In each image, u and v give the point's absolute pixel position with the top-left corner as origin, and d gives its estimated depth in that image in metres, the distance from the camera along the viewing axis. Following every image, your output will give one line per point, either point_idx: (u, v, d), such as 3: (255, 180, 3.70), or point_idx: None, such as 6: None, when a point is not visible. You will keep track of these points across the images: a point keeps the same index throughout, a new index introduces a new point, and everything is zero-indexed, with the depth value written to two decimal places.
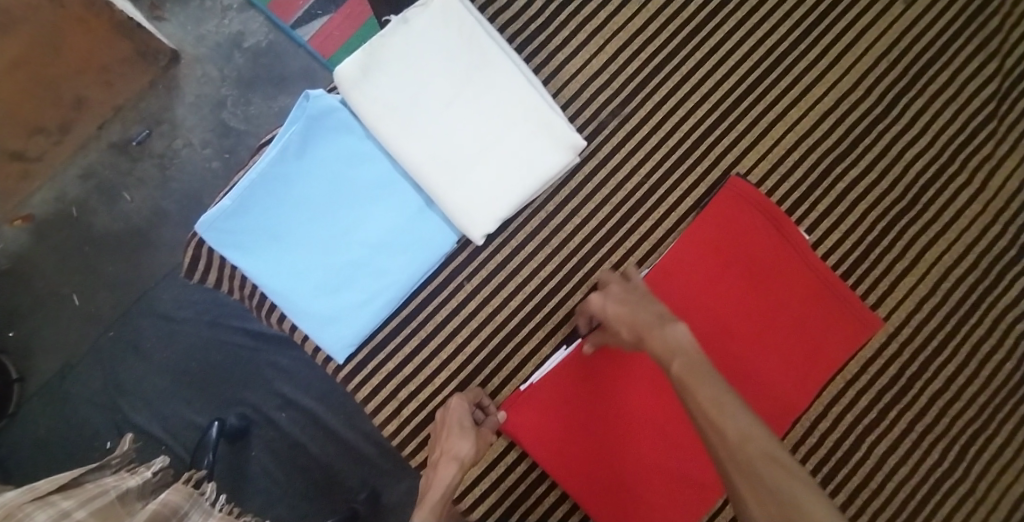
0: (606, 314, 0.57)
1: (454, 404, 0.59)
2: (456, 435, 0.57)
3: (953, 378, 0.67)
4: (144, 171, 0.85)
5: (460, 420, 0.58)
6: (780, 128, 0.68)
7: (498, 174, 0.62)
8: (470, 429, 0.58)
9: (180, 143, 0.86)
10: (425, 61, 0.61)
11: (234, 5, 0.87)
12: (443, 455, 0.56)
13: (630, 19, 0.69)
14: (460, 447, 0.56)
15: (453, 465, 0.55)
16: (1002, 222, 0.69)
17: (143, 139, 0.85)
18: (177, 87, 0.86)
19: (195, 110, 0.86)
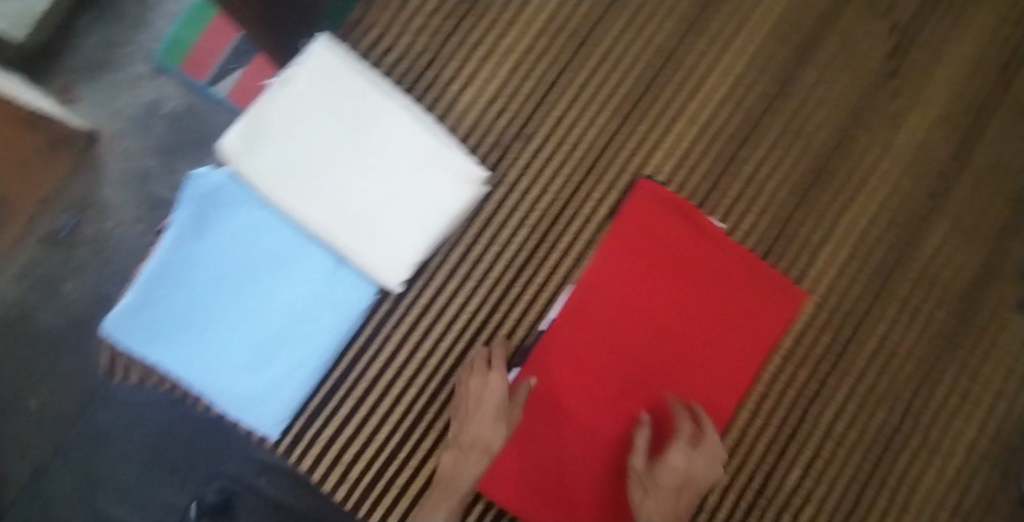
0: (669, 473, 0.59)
1: (493, 384, 0.60)
2: (496, 421, 0.58)
3: (887, 335, 0.68)
4: (81, 261, 0.74)
5: (498, 406, 0.59)
6: (681, 123, 0.69)
7: (403, 221, 0.62)
8: (509, 415, 0.59)
9: (112, 224, 0.75)
10: (307, 121, 0.60)
11: (146, 72, 0.77)
12: (477, 444, 0.58)
13: (517, 40, 0.69)
14: (495, 436, 0.58)
15: (485, 454, 0.58)
16: (909, 178, 0.70)
17: (73, 228, 0.74)
18: (100, 165, 0.75)
19: (121, 188, 0.75)
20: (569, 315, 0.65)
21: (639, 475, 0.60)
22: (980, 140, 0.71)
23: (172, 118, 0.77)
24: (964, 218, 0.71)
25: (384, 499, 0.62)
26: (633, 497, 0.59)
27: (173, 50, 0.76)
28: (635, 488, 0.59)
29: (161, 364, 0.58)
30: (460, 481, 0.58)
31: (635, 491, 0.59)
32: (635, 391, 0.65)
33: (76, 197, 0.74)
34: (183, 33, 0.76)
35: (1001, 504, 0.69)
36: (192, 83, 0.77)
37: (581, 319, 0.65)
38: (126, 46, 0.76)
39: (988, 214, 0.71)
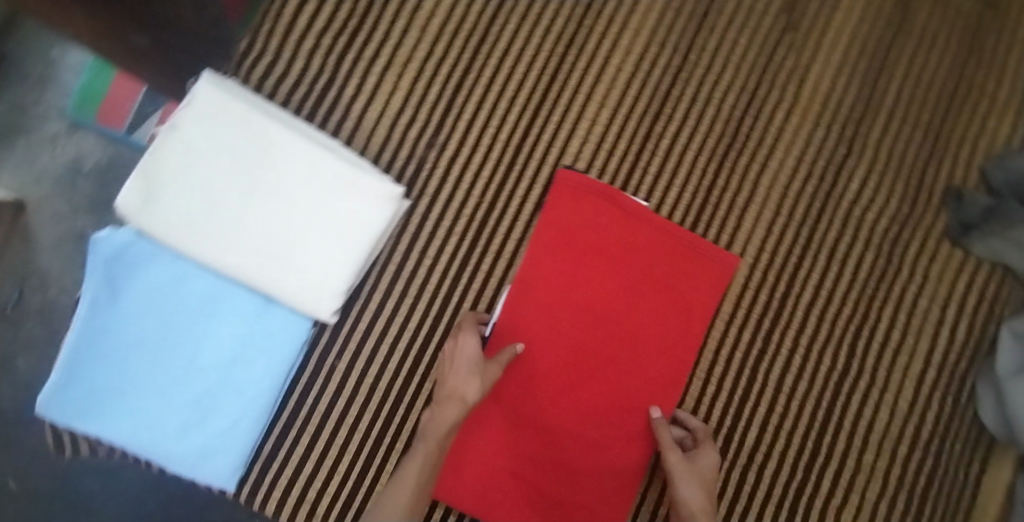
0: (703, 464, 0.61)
1: (467, 341, 0.59)
2: (472, 373, 0.57)
3: (823, 283, 0.69)
4: (30, 333, 0.73)
5: (469, 360, 0.58)
6: (592, 106, 0.69)
7: (325, 251, 0.61)
8: (485, 369, 0.58)
9: (56, 290, 0.74)
10: (208, 167, 0.59)
11: (63, 130, 0.77)
12: (451, 395, 0.56)
13: (414, 46, 0.68)
14: (471, 387, 0.56)
15: (461, 405, 0.55)
16: (823, 125, 0.71)
17: (19, 300, 0.74)
18: (33, 234, 0.75)
19: (60, 253, 0.75)
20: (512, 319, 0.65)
21: (686, 470, 0.59)
22: (888, 75, 0.72)
23: (96, 173, 0.77)
24: (883, 154, 0.71)
25: None
26: (685, 493, 0.58)
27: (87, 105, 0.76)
28: (691, 482, 0.59)
29: (103, 434, 0.58)
30: (435, 433, 0.54)
31: (688, 486, 0.58)
32: (584, 381, 0.66)
33: (16, 269, 0.74)
34: (94, 86, 0.76)
35: (958, 432, 0.69)
36: (112, 133, 0.76)
37: (522, 319, 0.65)
38: (39, 108, 0.76)
39: (909, 146, 0.71)
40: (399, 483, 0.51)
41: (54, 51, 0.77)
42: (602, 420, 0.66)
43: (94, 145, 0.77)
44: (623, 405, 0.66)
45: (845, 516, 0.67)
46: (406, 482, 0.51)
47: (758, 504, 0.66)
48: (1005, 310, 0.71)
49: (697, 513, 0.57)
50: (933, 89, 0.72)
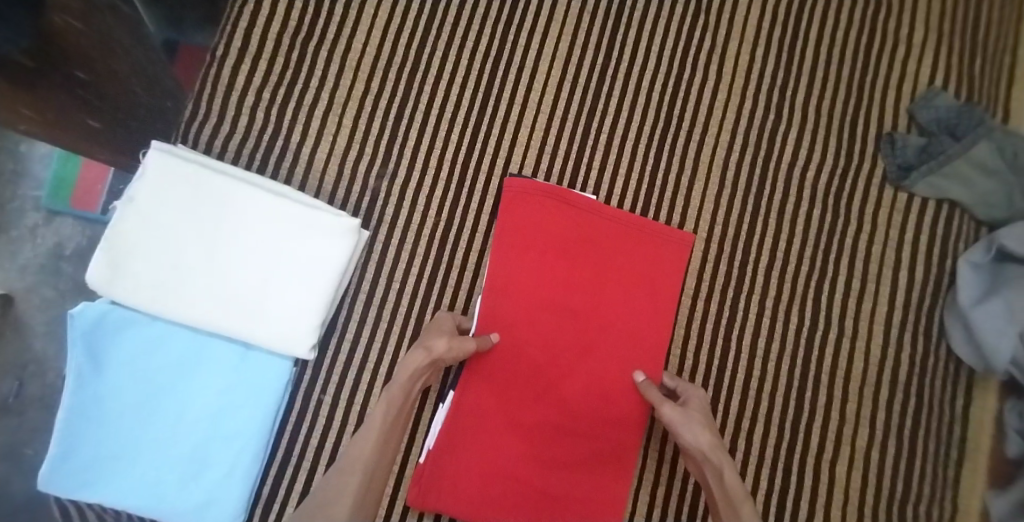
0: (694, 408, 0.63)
1: (443, 317, 0.64)
2: (438, 332, 0.61)
3: (777, 246, 0.72)
4: (35, 424, 0.70)
5: (438, 327, 0.62)
6: (528, 115, 0.72)
7: (293, 290, 0.64)
8: (451, 332, 0.61)
9: (59, 375, 0.72)
10: (169, 228, 0.62)
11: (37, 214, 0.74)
12: (419, 344, 0.59)
13: (352, 87, 0.71)
14: (435, 340, 0.59)
15: (424, 352, 0.58)
16: (750, 97, 0.74)
17: (19, 392, 0.71)
18: (23, 321, 0.72)
19: (56, 336, 0.73)
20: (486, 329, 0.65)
21: (683, 416, 0.61)
22: (803, 39, 0.75)
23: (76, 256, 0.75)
24: (811, 115, 0.74)
25: None
26: (691, 437, 0.60)
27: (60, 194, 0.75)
28: (692, 424, 0.60)
29: (108, 501, 0.60)
30: (400, 378, 0.57)
31: (691, 429, 0.60)
32: (566, 378, 0.67)
33: (12, 362, 0.70)
34: (63, 176, 0.74)
35: (935, 368, 0.71)
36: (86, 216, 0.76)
37: (495, 324, 0.66)
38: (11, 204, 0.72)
39: (835, 103, 0.74)
40: (364, 431, 0.56)
41: (20, 145, 0.70)
42: (590, 410, 0.67)
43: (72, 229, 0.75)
44: (607, 393, 0.67)
45: (840, 468, 0.68)
46: (372, 428, 0.56)
47: (753, 469, 0.68)
48: (958, 243, 0.73)
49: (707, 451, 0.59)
50: (848, 45, 0.75)
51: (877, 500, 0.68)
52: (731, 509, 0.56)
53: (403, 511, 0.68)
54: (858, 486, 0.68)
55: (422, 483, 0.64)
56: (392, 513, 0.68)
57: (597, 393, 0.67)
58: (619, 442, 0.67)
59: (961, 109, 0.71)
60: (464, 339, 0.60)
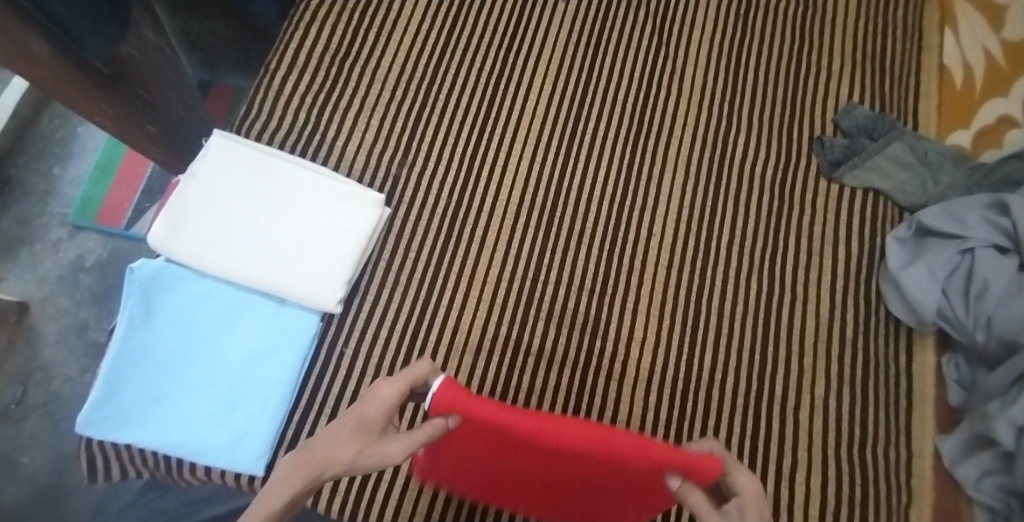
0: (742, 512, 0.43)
1: (379, 397, 0.45)
2: (354, 431, 0.44)
3: (734, 225, 0.85)
4: (35, 424, 0.97)
5: (366, 417, 0.44)
6: (524, 120, 0.88)
7: (324, 253, 0.73)
8: (371, 428, 0.44)
9: (59, 380, 1.00)
10: (222, 198, 0.72)
11: (64, 237, 1.09)
12: (315, 455, 0.43)
13: (378, 95, 0.86)
14: (339, 455, 0.43)
15: (312, 475, 0.42)
16: (704, 108, 0.91)
17: (22, 397, 0.99)
18: (36, 334, 1.03)
19: (62, 345, 1.03)
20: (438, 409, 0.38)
21: None
22: (743, 67, 0.94)
23: (94, 265, 1.08)
24: (755, 122, 0.90)
25: (375, 498, 0.69)
26: None
27: (87, 210, 1.11)
28: None
29: (141, 442, 0.65)
30: (268, 506, 0.42)
31: None
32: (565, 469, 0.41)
33: (23, 371, 1.00)
34: (92, 194, 1.12)
35: (877, 327, 0.82)
36: (101, 229, 1.10)
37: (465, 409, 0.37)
38: (47, 217, 1.10)
39: (772, 116, 0.91)
40: None
41: (57, 171, 1.13)
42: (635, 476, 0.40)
43: (95, 241, 1.09)
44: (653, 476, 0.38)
45: (803, 414, 0.77)
46: None
47: (726, 415, 0.76)
48: (887, 224, 0.86)
49: None
50: (779, 71, 0.94)
51: (837, 442, 0.76)
52: None
53: None
54: (819, 429, 0.77)
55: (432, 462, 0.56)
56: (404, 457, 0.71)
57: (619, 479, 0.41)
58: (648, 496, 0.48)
59: (876, 118, 0.89)
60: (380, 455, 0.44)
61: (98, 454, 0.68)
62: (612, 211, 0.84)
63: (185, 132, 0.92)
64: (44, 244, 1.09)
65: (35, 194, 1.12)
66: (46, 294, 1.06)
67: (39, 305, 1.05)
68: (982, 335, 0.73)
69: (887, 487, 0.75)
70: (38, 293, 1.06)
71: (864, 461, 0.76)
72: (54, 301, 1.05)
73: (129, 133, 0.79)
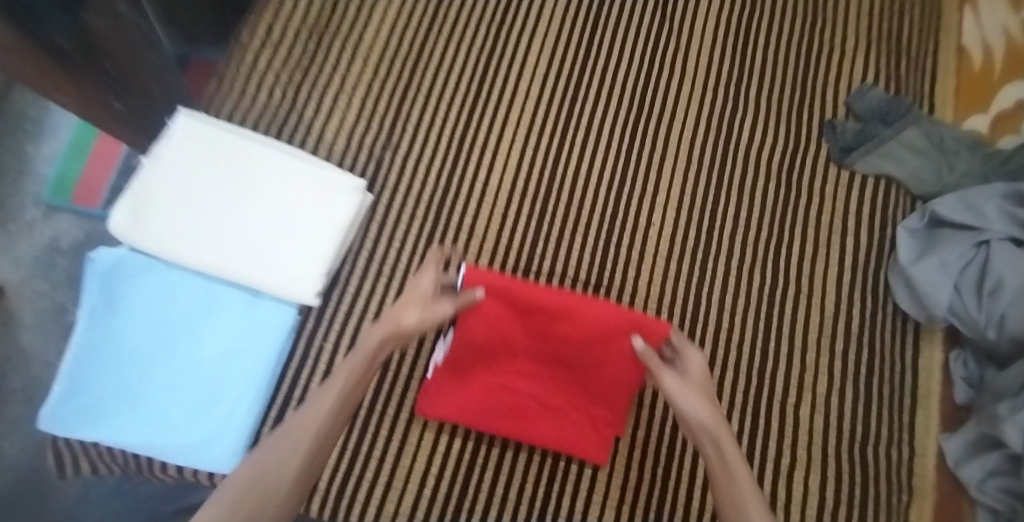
0: (691, 374, 0.58)
1: (424, 274, 0.61)
2: (411, 299, 0.58)
3: (738, 212, 0.81)
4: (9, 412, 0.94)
5: (420, 288, 0.59)
6: (518, 98, 0.83)
7: (300, 242, 0.68)
8: (425, 297, 0.59)
9: (34, 367, 0.96)
10: (189, 182, 0.67)
11: (38, 217, 1.04)
12: (390, 316, 0.57)
13: (361, 71, 0.81)
14: (406, 314, 0.57)
15: (393, 327, 0.56)
16: (710, 88, 0.86)
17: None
18: (10, 318, 0.99)
19: (36, 330, 0.98)
20: (470, 280, 0.59)
21: (681, 389, 0.56)
22: (751, 44, 0.88)
23: (70, 248, 1.04)
24: (763, 103, 0.85)
25: (356, 497, 0.67)
26: (690, 408, 0.54)
27: (62, 190, 1.05)
28: (690, 396, 0.55)
29: (106, 440, 0.61)
30: (364, 350, 0.54)
31: (689, 401, 0.55)
32: (559, 331, 0.62)
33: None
34: (66, 173, 1.06)
35: (884, 321, 0.78)
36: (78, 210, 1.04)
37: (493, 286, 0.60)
38: (22, 197, 1.05)
39: (781, 96, 0.86)
40: (322, 393, 0.51)
41: (32, 150, 1.07)
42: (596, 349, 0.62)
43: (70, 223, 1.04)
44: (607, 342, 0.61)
45: (804, 411, 0.74)
46: (328, 393, 0.51)
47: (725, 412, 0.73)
48: (897, 214, 0.82)
49: (706, 420, 0.54)
50: (789, 49, 0.88)
51: (840, 440, 0.73)
52: (733, 487, 0.48)
53: (398, 454, 0.69)
54: (821, 426, 0.74)
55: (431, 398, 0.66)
56: (387, 455, 0.69)
57: (588, 355, 0.63)
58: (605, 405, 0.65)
59: (891, 101, 0.83)
60: (436, 311, 0.58)
61: (65, 453, 0.65)
62: (609, 197, 0.80)
63: (158, 109, 0.87)
64: (16, 225, 1.04)
65: (6, 173, 1.06)
66: (21, 276, 1.00)
67: (16, 287, 0.99)
68: (993, 332, 0.68)
69: (889, 487, 0.72)
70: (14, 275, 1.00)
71: (866, 460, 0.73)
72: (28, 284, 1.01)
73: (98, 112, 0.74)
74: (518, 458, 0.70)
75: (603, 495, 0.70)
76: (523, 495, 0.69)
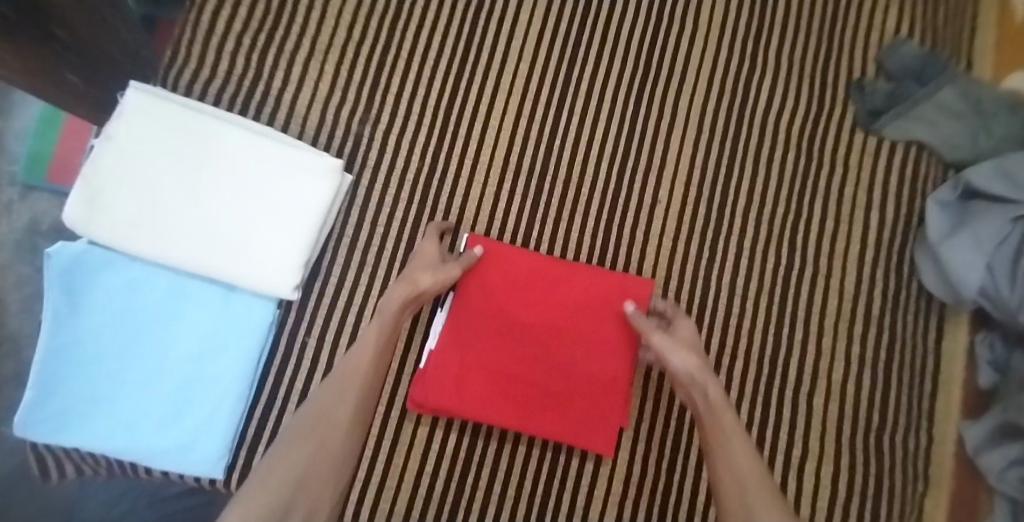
0: (679, 334, 0.61)
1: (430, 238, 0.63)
2: (423, 263, 0.60)
3: (753, 187, 0.74)
4: None
5: (429, 252, 0.61)
6: (510, 61, 0.74)
7: (273, 230, 0.63)
8: (435, 259, 0.61)
9: None
10: (146, 166, 0.61)
11: None
12: (404, 279, 0.59)
13: (334, 34, 0.73)
14: (420, 275, 0.59)
15: (409, 289, 0.57)
16: (724, 45, 0.77)
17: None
18: None
19: None
20: (472, 241, 0.64)
21: (670, 344, 0.58)
22: None
23: None
24: (784, 62, 0.77)
25: (348, 498, 0.64)
26: (679, 362, 0.57)
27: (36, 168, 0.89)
28: (679, 350, 0.58)
29: (83, 446, 0.59)
30: (385, 314, 0.57)
31: (679, 355, 0.57)
32: (560, 293, 0.64)
33: None
34: (39, 150, 0.89)
35: (906, 303, 0.73)
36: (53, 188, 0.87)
37: (493, 252, 0.64)
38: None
39: (804, 53, 0.77)
40: (350, 360, 0.55)
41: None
42: (599, 309, 0.64)
43: None
44: (605, 300, 0.64)
45: (818, 401, 0.70)
46: (359, 359, 0.55)
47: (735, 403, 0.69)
48: (927, 185, 0.75)
49: (695, 373, 0.57)
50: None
51: (855, 430, 0.70)
52: (721, 433, 0.53)
53: (391, 453, 0.65)
54: (835, 416, 0.70)
55: (423, 388, 0.61)
56: (379, 454, 0.65)
57: (591, 318, 0.64)
58: (611, 376, 0.64)
59: (927, 56, 0.74)
60: (449, 270, 0.59)
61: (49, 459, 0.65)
62: (612, 173, 0.73)
63: None
64: None
65: None
66: None
67: None
68: None
69: (904, 477, 0.69)
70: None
71: (882, 450, 0.70)
72: None
73: None
74: (516, 454, 0.67)
75: (604, 490, 0.67)
76: (521, 492, 0.66)
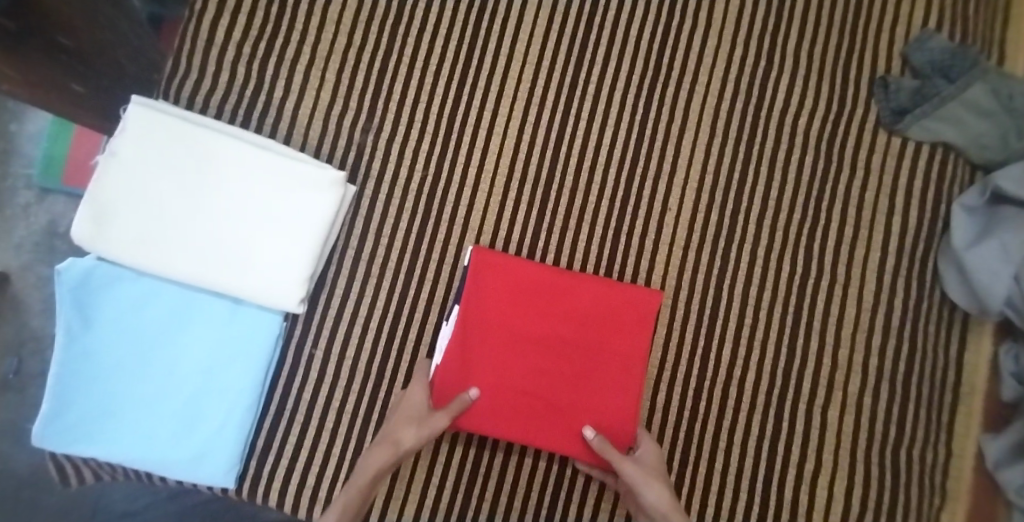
0: (645, 465, 0.61)
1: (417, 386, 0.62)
2: (407, 416, 0.59)
3: (768, 192, 0.71)
4: None
5: (413, 405, 0.60)
6: (515, 64, 0.72)
7: (279, 244, 0.63)
8: (420, 412, 0.59)
9: None
10: (150, 182, 0.61)
11: None
12: (386, 437, 0.58)
13: (333, 38, 0.71)
14: (402, 431, 0.58)
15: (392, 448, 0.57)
16: (739, 43, 0.73)
17: (18, 368, 0.80)
18: None
19: None
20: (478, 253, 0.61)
21: (642, 477, 0.58)
22: None
23: None
24: (803, 60, 0.73)
25: None
26: (653, 497, 0.57)
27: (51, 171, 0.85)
28: (651, 483, 0.58)
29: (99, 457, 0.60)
30: (364, 475, 0.56)
31: (652, 489, 0.57)
32: (569, 306, 0.62)
33: None
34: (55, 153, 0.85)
35: (928, 312, 0.71)
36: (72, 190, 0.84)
37: (502, 262, 0.62)
38: (7, 180, 0.85)
39: (825, 50, 0.73)
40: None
41: (11, 127, 0.85)
42: (607, 321, 0.63)
43: None
44: (613, 312, 0.63)
45: (832, 413, 0.68)
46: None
47: (744, 416, 0.68)
48: (951, 189, 0.72)
49: (668, 509, 0.57)
50: None
51: (870, 443, 0.68)
52: None
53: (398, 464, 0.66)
54: (850, 429, 0.68)
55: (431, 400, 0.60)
56: None
57: (599, 330, 0.63)
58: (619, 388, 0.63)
59: (956, 51, 0.70)
60: (433, 423, 0.57)
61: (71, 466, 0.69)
62: (621, 179, 0.71)
63: None
64: None
65: None
66: None
67: None
68: None
69: (920, 490, 0.68)
70: (13, 261, 0.83)
71: (898, 464, 0.68)
72: None
73: None
74: (522, 465, 0.67)
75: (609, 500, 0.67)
76: (527, 502, 0.67)
